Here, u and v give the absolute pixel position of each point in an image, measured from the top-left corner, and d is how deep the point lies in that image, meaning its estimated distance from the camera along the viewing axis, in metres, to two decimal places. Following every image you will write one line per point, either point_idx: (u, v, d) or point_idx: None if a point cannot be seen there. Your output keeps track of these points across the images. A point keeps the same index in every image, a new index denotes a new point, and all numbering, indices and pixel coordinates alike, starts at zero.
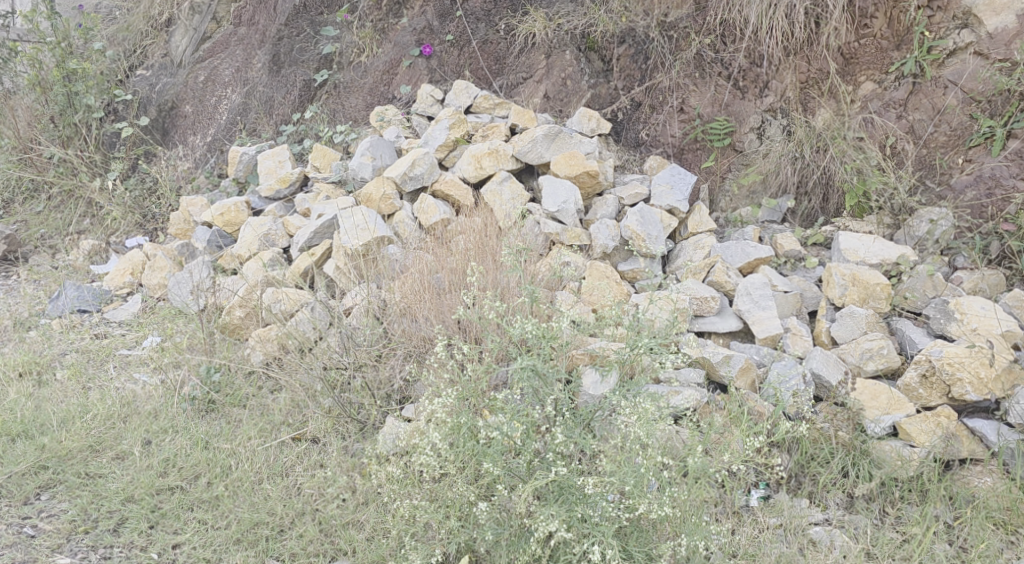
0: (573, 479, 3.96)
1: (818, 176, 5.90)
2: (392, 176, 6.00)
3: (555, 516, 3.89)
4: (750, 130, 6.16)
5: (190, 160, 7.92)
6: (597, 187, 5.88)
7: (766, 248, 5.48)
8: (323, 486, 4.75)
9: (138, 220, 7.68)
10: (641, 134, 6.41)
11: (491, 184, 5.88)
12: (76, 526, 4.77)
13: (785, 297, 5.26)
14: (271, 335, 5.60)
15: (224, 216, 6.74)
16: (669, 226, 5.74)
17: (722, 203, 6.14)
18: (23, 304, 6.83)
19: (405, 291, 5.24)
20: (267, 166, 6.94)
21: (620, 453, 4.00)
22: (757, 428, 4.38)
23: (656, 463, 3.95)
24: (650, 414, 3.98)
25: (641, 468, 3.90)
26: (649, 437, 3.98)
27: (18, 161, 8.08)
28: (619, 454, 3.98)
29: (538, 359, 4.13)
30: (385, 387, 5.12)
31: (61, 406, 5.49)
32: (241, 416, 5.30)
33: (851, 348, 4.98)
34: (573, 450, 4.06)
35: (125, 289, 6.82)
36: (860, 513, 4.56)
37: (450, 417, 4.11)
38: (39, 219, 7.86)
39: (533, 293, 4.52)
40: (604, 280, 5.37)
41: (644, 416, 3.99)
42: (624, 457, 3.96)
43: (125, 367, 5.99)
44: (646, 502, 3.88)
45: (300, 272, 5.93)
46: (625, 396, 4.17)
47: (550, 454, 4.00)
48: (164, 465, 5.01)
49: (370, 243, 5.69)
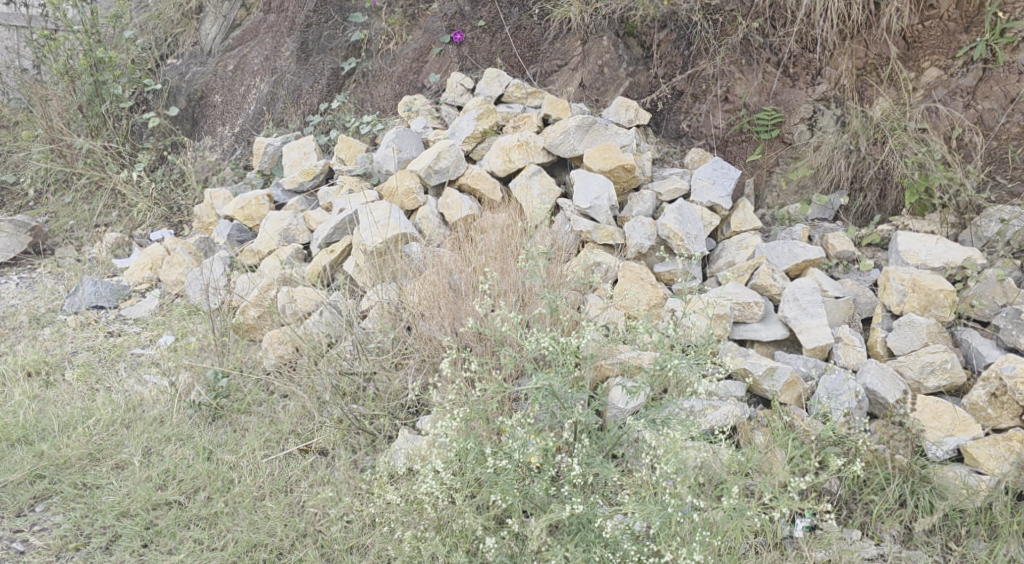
0: (594, 515, 3.59)
1: (875, 171, 5.42)
2: (416, 169, 5.61)
3: (570, 559, 3.54)
4: (800, 121, 5.70)
5: (218, 151, 7.63)
6: (634, 181, 5.44)
7: (815, 249, 5.02)
8: (326, 506, 4.38)
9: (164, 213, 7.39)
10: (681, 125, 6.00)
11: (520, 178, 5.47)
12: (67, 543, 4.46)
13: (836, 303, 4.78)
14: (284, 338, 5.22)
15: (244, 210, 6.39)
16: (710, 224, 5.31)
17: (769, 200, 5.70)
18: (40, 299, 6.53)
19: (422, 293, 4.86)
20: (292, 158, 6.57)
21: (646, 488, 3.59)
22: (804, 463, 3.98)
23: (686, 499, 3.52)
24: (679, 444, 3.56)
25: (668, 508, 3.46)
26: (678, 468, 3.56)
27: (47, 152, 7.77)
28: (644, 489, 3.58)
29: (557, 377, 3.71)
30: (397, 399, 4.74)
31: (65, 410, 5.17)
32: (248, 424, 4.94)
33: (910, 361, 4.52)
34: (593, 479, 3.66)
35: (144, 284, 6.50)
36: (918, 548, 4.12)
37: (458, 439, 3.73)
38: (68, 210, 7.55)
39: (552, 302, 4.10)
40: (638, 283, 4.92)
41: (673, 445, 3.55)
42: (649, 491, 3.55)
43: (135, 368, 5.65)
44: (671, 544, 3.49)
45: (318, 271, 5.55)
46: (650, 421, 3.72)
47: (569, 484, 3.61)
48: (163, 477, 4.68)
49: (390, 242, 5.28)
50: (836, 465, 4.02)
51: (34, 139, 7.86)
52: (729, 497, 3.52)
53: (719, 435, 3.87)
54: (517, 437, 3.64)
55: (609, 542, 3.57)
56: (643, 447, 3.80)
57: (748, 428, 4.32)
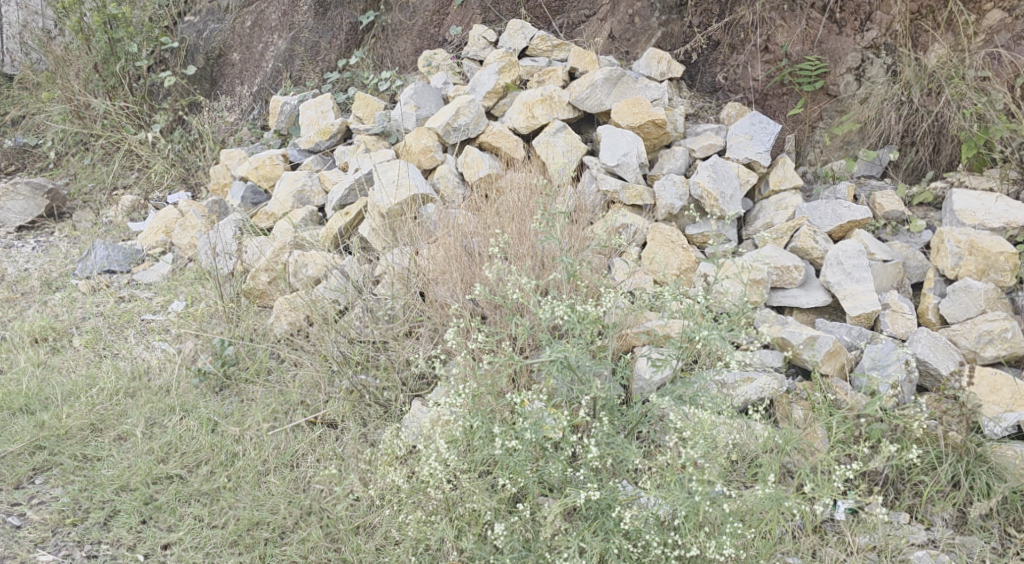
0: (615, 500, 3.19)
1: (929, 124, 5.04)
2: (434, 127, 5.29)
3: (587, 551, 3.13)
4: (847, 71, 5.32)
5: (236, 111, 7.11)
6: (665, 137, 5.11)
7: (862, 209, 4.70)
8: (332, 483, 4.11)
9: (181, 174, 6.86)
10: (717, 77, 5.63)
11: (543, 135, 5.13)
12: (64, 517, 4.13)
13: (884, 267, 4.52)
14: (294, 304, 4.83)
15: (258, 170, 5.88)
16: (747, 182, 4.96)
17: (811, 156, 5.34)
18: (52, 263, 6.08)
19: (434, 257, 4.55)
20: (309, 117, 6.08)
21: (671, 471, 3.24)
22: (851, 448, 3.67)
23: (715, 484, 3.15)
24: (709, 424, 3.20)
25: (696, 497, 3.09)
26: (714, 453, 3.24)
27: (65, 113, 7.26)
28: (669, 472, 3.22)
29: (574, 347, 3.31)
30: (407, 369, 4.42)
31: (69, 377, 4.85)
32: (256, 393, 4.63)
33: (965, 331, 4.22)
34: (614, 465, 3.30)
35: (158, 248, 6.05)
36: (974, 533, 3.78)
37: (464, 416, 3.37)
38: (87, 173, 7.05)
39: (570, 267, 3.73)
40: (669, 247, 4.66)
41: (703, 428, 3.19)
42: (674, 475, 3.18)
43: (145, 334, 5.26)
44: (699, 535, 3.15)
45: (332, 235, 5.17)
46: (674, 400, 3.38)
47: (583, 466, 3.25)
48: (165, 450, 4.38)
49: (405, 203, 4.95)
50: (887, 451, 3.67)
51: (55, 100, 7.34)
52: (766, 486, 3.14)
53: (753, 413, 3.56)
54: (532, 413, 3.24)
55: (629, 532, 3.21)
56: (669, 426, 3.43)
57: (785, 402, 4.07)
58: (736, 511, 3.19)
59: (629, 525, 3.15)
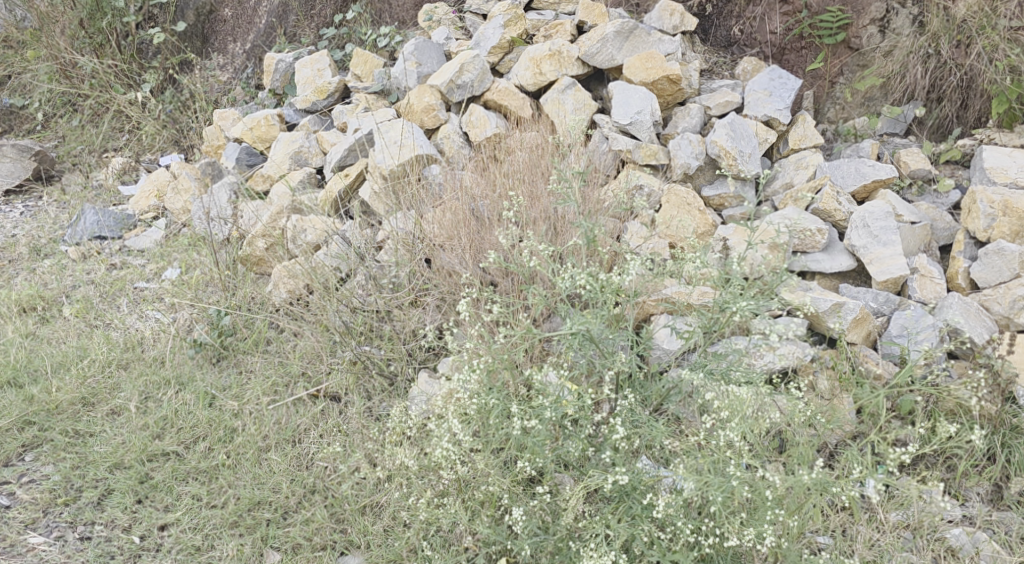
0: (643, 481, 2.99)
1: (957, 78, 4.83)
2: (436, 84, 5.04)
3: (615, 538, 2.93)
4: (870, 22, 5.08)
5: (229, 70, 6.81)
6: (680, 94, 4.90)
7: (886, 167, 4.53)
8: (337, 460, 3.92)
9: (173, 136, 6.60)
10: (733, 31, 5.43)
11: (553, 92, 4.91)
12: (56, 497, 3.94)
13: (911, 230, 4.36)
14: (294, 272, 4.63)
15: (253, 131, 5.64)
16: (766, 141, 4.77)
17: (830, 113, 5.13)
18: (40, 228, 5.84)
19: (441, 221, 4.34)
20: (304, 75, 5.80)
21: (704, 454, 3.02)
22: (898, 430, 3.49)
23: (751, 466, 2.94)
24: (747, 404, 3.01)
25: (732, 483, 2.86)
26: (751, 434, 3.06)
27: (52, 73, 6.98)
28: (701, 454, 3.02)
29: (596, 319, 3.09)
30: (414, 340, 4.21)
31: (59, 349, 4.64)
32: (255, 365, 4.44)
33: (998, 296, 4.10)
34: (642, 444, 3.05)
35: (150, 213, 5.81)
36: (1011, 509, 3.62)
37: (479, 396, 3.14)
38: (76, 135, 6.80)
39: (589, 232, 3.48)
40: (685, 210, 4.45)
41: (742, 409, 2.98)
42: (707, 456, 2.98)
43: (138, 303, 5.05)
44: (738, 526, 2.92)
45: (331, 198, 4.93)
46: (700, 373, 3.12)
47: (611, 450, 3.00)
48: (161, 425, 4.19)
49: (408, 164, 4.73)
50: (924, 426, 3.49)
51: (40, 58, 7.05)
52: (806, 471, 2.94)
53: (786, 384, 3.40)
54: (551, 391, 3.02)
55: (658, 518, 2.98)
56: (697, 400, 3.20)
57: (810, 371, 3.95)
58: (777, 498, 2.97)
59: (661, 513, 2.90)
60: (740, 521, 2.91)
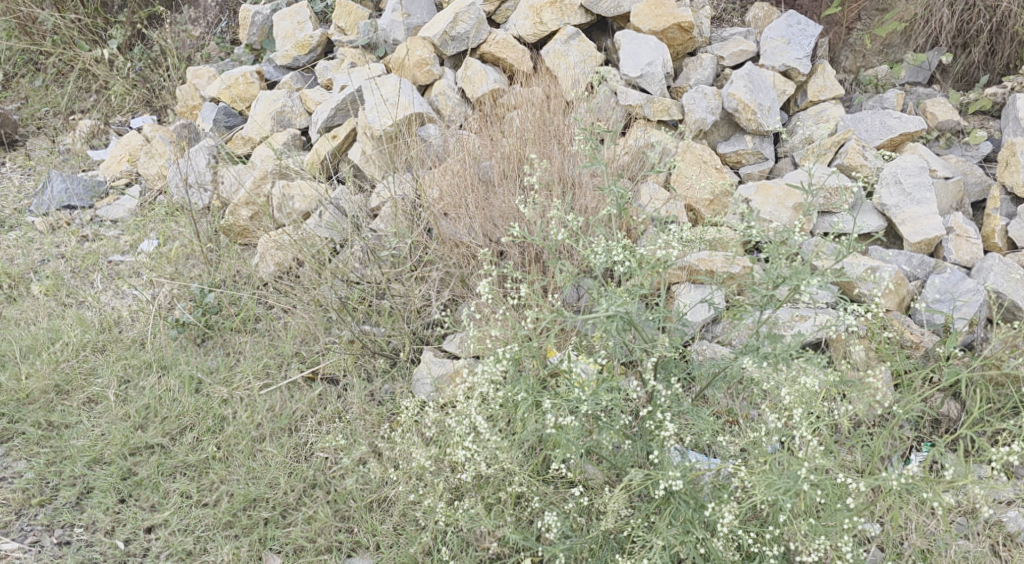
0: (690, 484, 2.74)
1: (985, 22, 4.55)
2: (428, 36, 4.69)
3: (660, 548, 2.70)
4: None
5: (201, 25, 6.27)
6: (691, 43, 4.58)
7: (914, 120, 4.24)
8: (339, 451, 3.62)
9: (144, 96, 6.19)
10: None
11: (555, 43, 4.55)
12: (30, 497, 3.62)
13: (945, 186, 4.07)
14: (281, 243, 4.26)
15: (232, 89, 5.25)
16: (785, 93, 4.44)
17: (846, 63, 4.76)
18: (4, 198, 5.45)
19: (444, 184, 4.04)
20: (283, 29, 5.40)
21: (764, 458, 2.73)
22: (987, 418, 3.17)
23: (810, 462, 2.66)
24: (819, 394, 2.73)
25: (798, 484, 2.58)
26: (808, 423, 2.79)
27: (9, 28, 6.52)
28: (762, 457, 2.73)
29: (633, 301, 2.79)
30: (418, 319, 3.91)
31: (27, 331, 4.28)
32: (244, 345, 4.11)
33: None
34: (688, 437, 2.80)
35: (123, 179, 5.36)
36: None
37: (504, 386, 2.85)
38: (40, 95, 6.38)
39: (620, 201, 3.13)
40: (700, 166, 4.17)
41: None
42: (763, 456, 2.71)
43: (113, 279, 4.68)
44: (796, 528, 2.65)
45: (319, 161, 4.58)
46: (758, 359, 2.79)
47: (658, 449, 2.75)
48: (144, 414, 3.86)
49: (401, 123, 4.36)
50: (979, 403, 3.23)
51: None
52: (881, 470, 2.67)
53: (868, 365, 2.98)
54: (587, 385, 2.71)
55: (709, 521, 2.75)
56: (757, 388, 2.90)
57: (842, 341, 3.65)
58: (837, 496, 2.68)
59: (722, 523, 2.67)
60: (804, 523, 2.65)
